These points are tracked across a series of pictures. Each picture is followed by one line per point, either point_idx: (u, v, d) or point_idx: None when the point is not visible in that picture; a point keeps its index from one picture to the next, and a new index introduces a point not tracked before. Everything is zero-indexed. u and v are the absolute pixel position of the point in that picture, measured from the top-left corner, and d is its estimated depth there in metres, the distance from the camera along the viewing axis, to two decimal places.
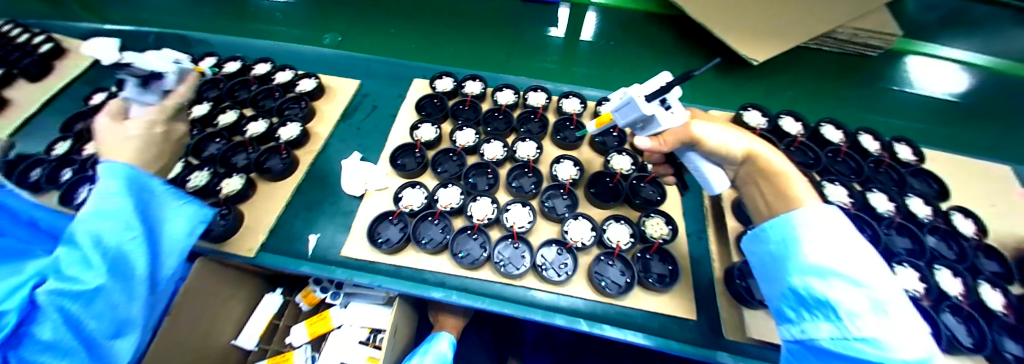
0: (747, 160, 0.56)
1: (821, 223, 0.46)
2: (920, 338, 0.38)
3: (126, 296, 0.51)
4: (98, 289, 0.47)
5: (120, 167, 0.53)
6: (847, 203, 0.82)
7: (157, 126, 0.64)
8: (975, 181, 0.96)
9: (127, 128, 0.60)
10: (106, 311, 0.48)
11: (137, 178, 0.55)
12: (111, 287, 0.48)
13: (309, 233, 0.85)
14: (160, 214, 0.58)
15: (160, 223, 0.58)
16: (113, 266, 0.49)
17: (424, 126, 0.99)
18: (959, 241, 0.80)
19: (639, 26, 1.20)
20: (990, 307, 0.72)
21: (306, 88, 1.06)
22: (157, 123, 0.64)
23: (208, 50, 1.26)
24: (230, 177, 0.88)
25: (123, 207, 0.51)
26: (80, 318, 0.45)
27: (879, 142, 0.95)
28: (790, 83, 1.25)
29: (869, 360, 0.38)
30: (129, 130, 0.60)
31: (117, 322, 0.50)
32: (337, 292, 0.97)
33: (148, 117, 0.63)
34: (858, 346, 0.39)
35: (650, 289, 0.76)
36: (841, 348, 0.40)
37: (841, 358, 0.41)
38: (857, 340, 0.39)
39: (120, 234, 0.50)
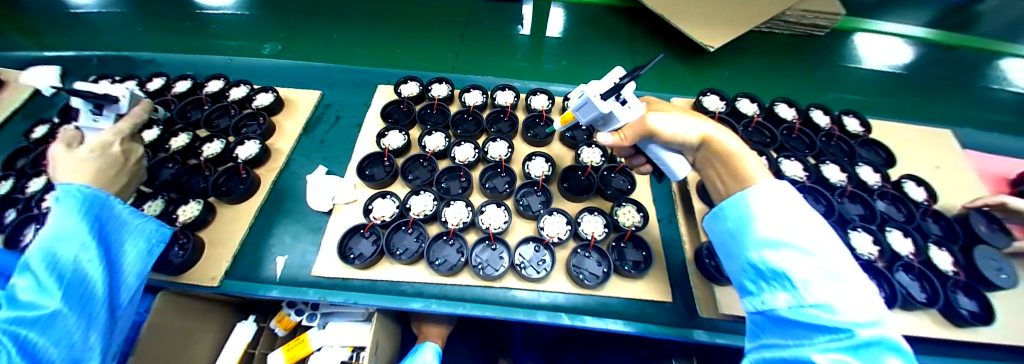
0: (704, 144, 0.59)
1: (770, 198, 0.48)
2: (864, 300, 0.40)
3: (86, 320, 0.48)
4: (53, 314, 0.45)
5: (72, 189, 0.52)
6: (802, 177, 0.87)
7: (112, 146, 0.62)
8: (915, 146, 1.03)
9: (80, 151, 0.58)
10: (67, 337, 0.46)
11: (92, 199, 0.53)
12: (69, 309, 0.46)
13: (277, 254, 0.81)
14: (117, 235, 0.56)
15: (118, 244, 0.56)
16: (66, 289, 0.47)
17: (391, 133, 0.97)
18: (908, 204, 0.85)
19: (603, 26, 1.33)
20: (941, 268, 0.76)
21: (263, 102, 1.01)
22: (112, 143, 0.62)
23: (157, 70, 1.17)
24: (187, 203, 0.83)
25: (76, 228, 0.49)
26: (36, 346, 0.43)
27: (829, 116, 1.00)
28: (746, 69, 1.28)
29: (822, 325, 0.40)
30: (84, 153, 0.58)
31: (80, 350, 0.47)
32: (314, 313, 0.96)
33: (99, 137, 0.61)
34: (811, 312, 0.41)
35: (626, 276, 0.77)
36: (797, 315, 0.42)
37: (796, 324, 0.43)
38: (812, 307, 0.41)
39: (75, 254, 0.49)
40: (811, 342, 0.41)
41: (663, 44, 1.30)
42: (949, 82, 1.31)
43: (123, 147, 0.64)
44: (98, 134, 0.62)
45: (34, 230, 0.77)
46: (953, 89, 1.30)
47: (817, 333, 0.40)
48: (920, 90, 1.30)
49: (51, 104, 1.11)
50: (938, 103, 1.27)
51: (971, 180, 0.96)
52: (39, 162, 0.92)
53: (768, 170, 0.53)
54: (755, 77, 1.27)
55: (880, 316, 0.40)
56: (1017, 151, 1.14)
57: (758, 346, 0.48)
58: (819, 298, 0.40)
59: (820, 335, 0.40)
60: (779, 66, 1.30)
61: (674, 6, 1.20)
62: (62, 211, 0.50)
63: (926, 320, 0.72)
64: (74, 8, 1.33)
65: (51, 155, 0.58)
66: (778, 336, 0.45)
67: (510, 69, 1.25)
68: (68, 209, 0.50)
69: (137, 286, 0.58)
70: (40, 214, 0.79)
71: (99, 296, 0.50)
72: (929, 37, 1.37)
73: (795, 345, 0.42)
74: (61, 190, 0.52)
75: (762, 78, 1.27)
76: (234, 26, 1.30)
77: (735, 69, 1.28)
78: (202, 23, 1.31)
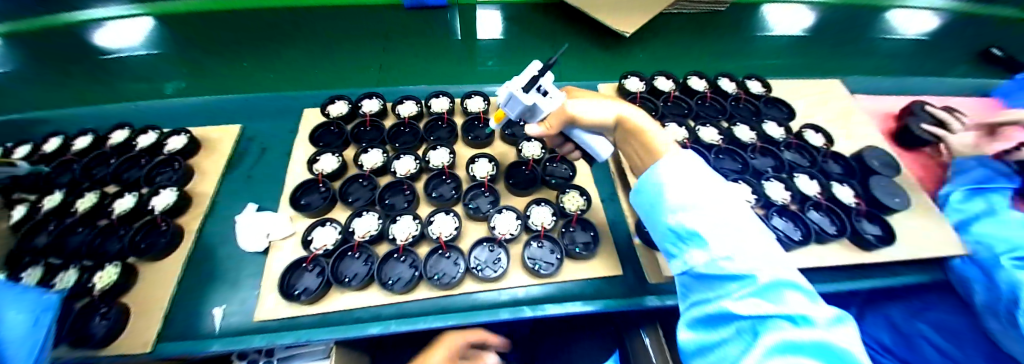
0: (618, 124, 0.62)
1: (676, 167, 0.52)
2: (761, 250, 0.45)
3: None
4: None
5: None
6: (720, 141, 0.95)
7: None
8: (813, 96, 1.16)
9: None
10: None
11: None
12: None
13: (212, 305, 0.75)
14: None
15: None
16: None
17: (324, 157, 0.93)
18: (809, 151, 0.97)
19: (528, 23, 1.37)
20: (844, 200, 0.86)
21: (175, 146, 0.94)
22: None
23: (44, 127, 1.04)
24: (102, 268, 0.74)
25: None
26: None
27: (734, 83, 1.11)
28: (661, 48, 1.37)
29: (731, 273, 0.44)
30: None
31: None
32: (269, 360, 0.88)
33: None
34: (720, 264, 0.44)
35: (577, 259, 0.80)
36: (711, 268, 0.46)
37: (712, 277, 0.46)
38: (721, 259, 0.45)
39: None
40: (724, 291, 0.44)
41: (585, 33, 1.36)
42: (837, 38, 1.48)
43: None
44: None
45: None
46: (840, 44, 1.47)
47: (728, 282, 0.44)
48: (815, 48, 1.45)
49: None
50: (830, 58, 1.43)
51: (863, 120, 1.09)
52: None
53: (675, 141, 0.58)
54: (670, 54, 1.36)
55: (760, 262, 0.44)
56: (896, 88, 1.31)
57: (690, 303, 0.51)
58: (726, 250, 0.44)
59: (730, 283, 0.44)
60: (690, 42, 1.40)
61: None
62: None
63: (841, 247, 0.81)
64: None
65: None
66: (703, 289, 0.49)
67: (439, 77, 1.24)
68: None
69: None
70: None
71: None
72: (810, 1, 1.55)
73: (716, 296, 0.45)
74: None
75: (676, 54, 1.36)
76: (129, 70, 1.20)
77: (652, 50, 1.37)
78: (95, 71, 1.19)
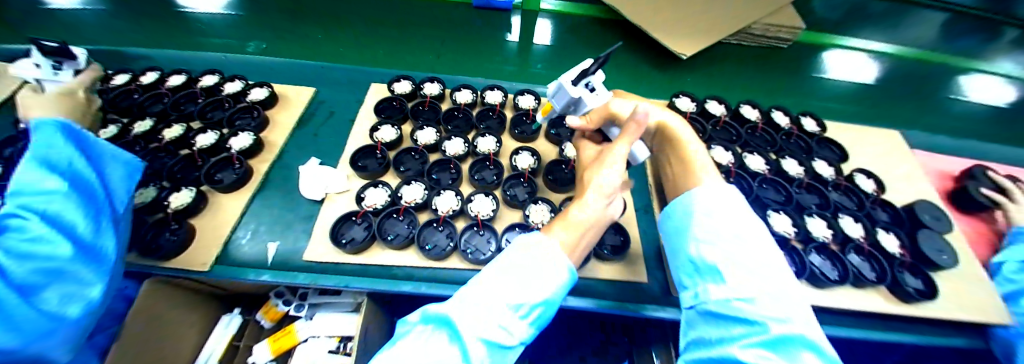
0: (661, 130, 0.71)
1: (710, 198, 0.58)
2: (781, 302, 0.45)
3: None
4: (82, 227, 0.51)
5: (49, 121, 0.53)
6: (764, 169, 0.96)
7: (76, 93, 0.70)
8: (865, 145, 1.14)
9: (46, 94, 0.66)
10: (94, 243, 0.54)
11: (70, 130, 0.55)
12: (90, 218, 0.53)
13: (269, 240, 0.83)
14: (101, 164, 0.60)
15: (106, 172, 0.61)
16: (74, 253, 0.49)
17: (383, 128, 1.02)
18: (858, 195, 0.95)
19: (585, 32, 1.43)
20: (890, 250, 0.84)
21: (257, 97, 1.05)
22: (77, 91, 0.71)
23: (148, 64, 1.19)
24: (179, 190, 0.84)
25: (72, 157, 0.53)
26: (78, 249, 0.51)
27: (788, 117, 1.10)
28: (714, 75, 1.38)
29: (743, 316, 0.46)
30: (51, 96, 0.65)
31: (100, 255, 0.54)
32: (302, 303, 0.96)
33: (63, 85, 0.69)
34: (736, 304, 0.47)
35: (604, 259, 0.82)
36: (724, 308, 0.48)
37: (723, 316, 0.48)
38: (736, 300, 0.47)
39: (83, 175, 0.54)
40: (731, 332, 0.46)
41: (636, 50, 1.40)
42: (899, 92, 1.44)
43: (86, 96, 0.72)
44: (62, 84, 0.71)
45: None
46: (903, 99, 1.42)
47: (737, 326, 0.46)
48: (876, 99, 1.41)
49: None
50: (891, 111, 1.39)
51: (917, 175, 1.05)
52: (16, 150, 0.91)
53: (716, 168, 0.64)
54: (724, 83, 1.37)
55: (790, 311, 0.45)
56: (960, 150, 1.25)
57: (694, 340, 0.52)
58: (746, 292, 0.47)
59: (739, 327, 0.46)
60: (746, 73, 1.40)
61: (647, 14, 1.32)
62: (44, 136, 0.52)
63: (876, 297, 0.79)
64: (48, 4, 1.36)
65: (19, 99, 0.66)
66: (710, 328, 0.50)
67: (496, 71, 1.31)
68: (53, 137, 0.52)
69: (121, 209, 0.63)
70: None
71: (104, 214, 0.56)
72: (873, 51, 1.53)
73: (722, 337, 0.47)
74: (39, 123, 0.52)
75: (730, 83, 1.37)
76: (219, 25, 1.34)
77: (706, 75, 1.38)
78: (192, 22, 1.35)
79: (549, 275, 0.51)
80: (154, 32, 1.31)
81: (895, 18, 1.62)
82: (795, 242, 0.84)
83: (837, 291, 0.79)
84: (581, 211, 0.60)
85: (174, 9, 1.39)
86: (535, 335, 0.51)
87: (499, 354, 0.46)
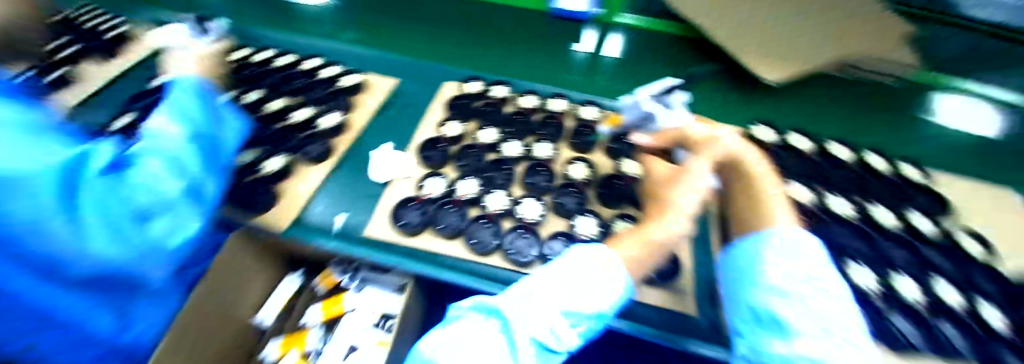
0: (732, 162, 0.68)
1: (788, 245, 0.55)
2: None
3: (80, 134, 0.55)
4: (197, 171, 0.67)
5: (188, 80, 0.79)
6: (850, 215, 0.87)
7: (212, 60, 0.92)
8: (981, 209, 0.98)
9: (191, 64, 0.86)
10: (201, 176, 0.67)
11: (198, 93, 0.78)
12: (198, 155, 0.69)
13: (338, 211, 0.91)
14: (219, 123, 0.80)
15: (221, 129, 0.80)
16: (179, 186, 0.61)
17: (450, 123, 1.08)
18: (964, 259, 0.82)
19: (663, 46, 1.39)
20: (998, 329, 0.71)
21: (348, 83, 1.17)
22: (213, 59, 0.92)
23: (260, 44, 1.37)
24: (275, 156, 0.98)
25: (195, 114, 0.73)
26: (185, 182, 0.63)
27: (884, 160, 1.01)
28: (808, 105, 1.26)
29: None
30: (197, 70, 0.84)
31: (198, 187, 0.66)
32: (354, 276, 1.05)
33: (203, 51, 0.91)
34: None
35: (650, 284, 0.79)
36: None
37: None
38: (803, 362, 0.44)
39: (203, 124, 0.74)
40: None
41: (712, 68, 1.32)
42: None
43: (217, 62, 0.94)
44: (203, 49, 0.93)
45: None
46: None
47: None
48: None
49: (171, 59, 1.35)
50: None
51: None
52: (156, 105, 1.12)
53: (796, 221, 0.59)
54: (822, 114, 1.24)
55: None
56: None
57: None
58: (815, 352, 0.43)
59: None
60: (852, 106, 1.26)
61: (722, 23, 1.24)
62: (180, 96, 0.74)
63: None
64: None
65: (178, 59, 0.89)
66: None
67: (567, 77, 1.30)
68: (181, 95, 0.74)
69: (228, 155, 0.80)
70: None
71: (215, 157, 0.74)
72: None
73: None
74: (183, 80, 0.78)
75: (830, 115, 1.24)
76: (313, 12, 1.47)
77: (798, 103, 1.26)
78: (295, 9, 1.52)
79: (607, 290, 0.53)
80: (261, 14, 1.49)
81: None
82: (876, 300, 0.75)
83: None
84: (663, 228, 0.62)
85: None
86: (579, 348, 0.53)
87: (544, 356, 0.49)
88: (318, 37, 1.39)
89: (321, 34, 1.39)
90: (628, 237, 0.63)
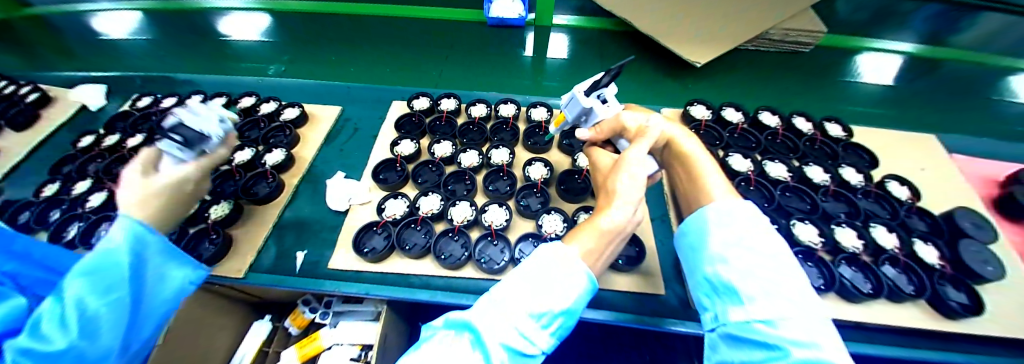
0: (669, 145, 0.72)
1: (723, 216, 0.58)
2: (809, 327, 0.43)
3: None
4: (67, 350, 0.42)
5: (133, 223, 0.53)
6: (786, 177, 0.94)
7: (186, 183, 0.68)
8: (900, 151, 1.08)
9: (157, 184, 0.63)
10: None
11: (141, 238, 0.53)
12: (84, 346, 0.44)
13: (297, 249, 0.88)
14: (153, 274, 0.55)
15: (151, 283, 0.55)
16: None
17: (403, 142, 1.06)
18: (892, 202, 0.90)
19: (600, 43, 1.48)
20: (927, 261, 0.79)
21: (290, 116, 1.13)
22: (187, 181, 0.68)
23: (195, 88, 1.30)
24: (217, 203, 0.91)
25: (119, 270, 0.48)
26: None
27: (811, 123, 1.08)
28: (737, 80, 1.38)
29: (765, 339, 0.45)
30: (159, 188, 0.63)
31: None
32: (327, 311, 0.99)
33: (178, 174, 0.66)
34: (757, 326, 0.46)
35: (619, 270, 0.81)
36: (744, 330, 0.48)
37: (743, 340, 0.48)
38: (757, 322, 0.47)
39: (111, 293, 0.47)
40: (751, 355, 0.46)
41: (648, 61, 1.41)
42: (937, 95, 1.37)
43: (193, 184, 0.70)
44: (182, 167, 0.68)
45: (106, 228, 0.87)
46: (942, 103, 1.35)
47: (759, 348, 0.45)
48: (913, 102, 1.34)
49: (97, 117, 1.25)
50: (930, 113, 1.32)
51: (958, 182, 0.99)
52: (85, 168, 1.04)
53: (732, 190, 0.63)
54: (751, 87, 1.35)
55: (820, 334, 0.43)
56: (1007, 153, 1.16)
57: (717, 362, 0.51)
58: (765, 314, 0.46)
59: (761, 350, 0.45)
60: (774, 75, 1.39)
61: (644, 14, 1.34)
62: (114, 241, 0.50)
63: (917, 312, 0.74)
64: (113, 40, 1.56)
65: (128, 181, 0.63)
66: (732, 351, 0.49)
67: (515, 83, 1.35)
68: (118, 243, 0.50)
69: (155, 315, 0.56)
70: (112, 215, 0.89)
71: (114, 338, 0.47)
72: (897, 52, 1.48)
73: (742, 359, 0.47)
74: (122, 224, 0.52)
75: (759, 88, 1.35)
76: (255, 52, 1.46)
77: (727, 80, 1.38)
78: (231, 49, 1.48)
79: (572, 280, 0.51)
80: (197, 60, 1.44)
81: None
82: (822, 253, 0.82)
83: (872, 306, 0.75)
84: (614, 215, 0.57)
85: (214, 38, 1.53)
86: (555, 346, 0.51)
87: (518, 361, 0.47)
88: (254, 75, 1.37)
89: (263, 73, 1.38)
90: (583, 229, 0.57)
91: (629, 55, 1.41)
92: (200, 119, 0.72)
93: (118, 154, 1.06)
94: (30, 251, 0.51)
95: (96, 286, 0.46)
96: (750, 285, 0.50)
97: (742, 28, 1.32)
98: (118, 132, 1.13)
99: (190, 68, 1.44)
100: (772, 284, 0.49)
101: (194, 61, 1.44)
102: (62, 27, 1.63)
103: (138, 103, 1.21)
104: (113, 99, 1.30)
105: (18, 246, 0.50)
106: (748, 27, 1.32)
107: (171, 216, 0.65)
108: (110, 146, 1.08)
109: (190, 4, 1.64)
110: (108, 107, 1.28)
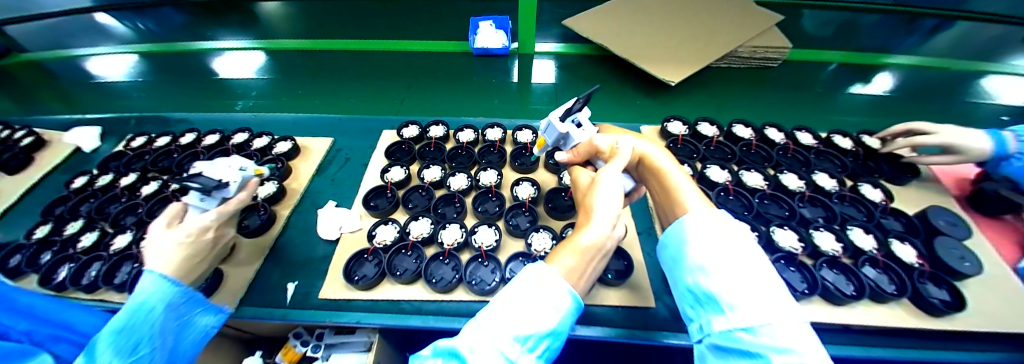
0: (642, 162, 0.76)
1: (700, 225, 0.60)
2: (789, 332, 0.44)
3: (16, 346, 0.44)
4: None
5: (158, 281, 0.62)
6: (763, 186, 0.98)
7: (207, 232, 0.72)
8: None
9: (180, 234, 0.68)
10: None
11: (165, 293, 0.62)
12: None
13: (288, 282, 0.87)
14: (178, 324, 0.63)
15: (177, 333, 0.63)
16: None
17: (394, 169, 1.09)
18: (866, 205, 0.94)
19: (580, 66, 1.56)
20: (906, 261, 0.81)
21: (282, 149, 1.15)
22: (209, 229, 0.72)
23: (189, 126, 1.33)
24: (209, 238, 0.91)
25: (139, 328, 0.56)
26: None
27: (783, 133, 1.14)
28: (709, 96, 1.44)
29: (748, 347, 0.46)
30: (182, 236, 0.68)
31: None
32: (319, 344, 0.97)
33: (201, 222, 0.70)
34: (739, 335, 0.48)
35: (609, 284, 0.82)
36: (729, 338, 0.49)
37: (728, 350, 0.49)
38: (740, 330, 0.48)
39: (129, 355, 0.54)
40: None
41: (627, 82, 1.49)
42: (901, 101, 1.44)
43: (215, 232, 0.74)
44: (203, 217, 0.72)
45: (96, 268, 0.87)
46: (908, 108, 1.41)
47: (744, 357, 0.46)
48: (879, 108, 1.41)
49: (89, 159, 1.26)
50: (896, 118, 1.38)
51: (927, 183, 1.04)
52: (77, 208, 1.05)
53: (707, 201, 0.66)
54: (722, 102, 1.42)
55: (801, 339, 0.44)
56: None
57: None
58: (746, 322, 0.47)
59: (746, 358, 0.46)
60: (744, 91, 1.46)
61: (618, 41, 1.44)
62: (141, 301, 0.59)
63: (902, 313, 0.75)
64: (110, 83, 1.60)
65: (156, 229, 0.70)
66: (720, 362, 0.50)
67: (500, 108, 1.40)
68: (145, 302, 0.59)
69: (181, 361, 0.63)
70: (103, 254, 0.89)
71: None
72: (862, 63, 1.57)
73: None
74: (148, 283, 0.61)
75: (730, 104, 1.41)
76: (248, 90, 1.51)
77: (701, 97, 1.44)
78: (225, 87, 1.53)
79: (556, 301, 0.51)
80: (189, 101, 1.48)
81: (875, 34, 1.71)
82: (804, 258, 0.84)
83: (857, 308, 0.76)
84: (593, 231, 0.59)
85: (210, 78, 1.59)
86: None
87: None
88: (246, 111, 1.39)
89: (255, 108, 1.42)
90: (563, 250, 0.58)
91: (593, 86, 1.45)
92: (225, 168, 0.76)
93: (111, 193, 1.07)
94: (34, 308, 0.55)
95: (123, 344, 0.54)
96: (729, 293, 0.51)
97: (709, 50, 1.42)
98: (111, 172, 1.15)
99: (184, 106, 1.47)
100: (750, 289, 0.50)
101: (188, 101, 1.48)
102: (59, 73, 1.67)
103: (132, 142, 1.23)
104: (107, 140, 1.32)
105: (31, 307, 0.54)
106: (714, 49, 1.42)
107: (198, 271, 0.71)
108: (102, 185, 1.09)
109: (188, 47, 1.71)
110: (102, 149, 1.30)
